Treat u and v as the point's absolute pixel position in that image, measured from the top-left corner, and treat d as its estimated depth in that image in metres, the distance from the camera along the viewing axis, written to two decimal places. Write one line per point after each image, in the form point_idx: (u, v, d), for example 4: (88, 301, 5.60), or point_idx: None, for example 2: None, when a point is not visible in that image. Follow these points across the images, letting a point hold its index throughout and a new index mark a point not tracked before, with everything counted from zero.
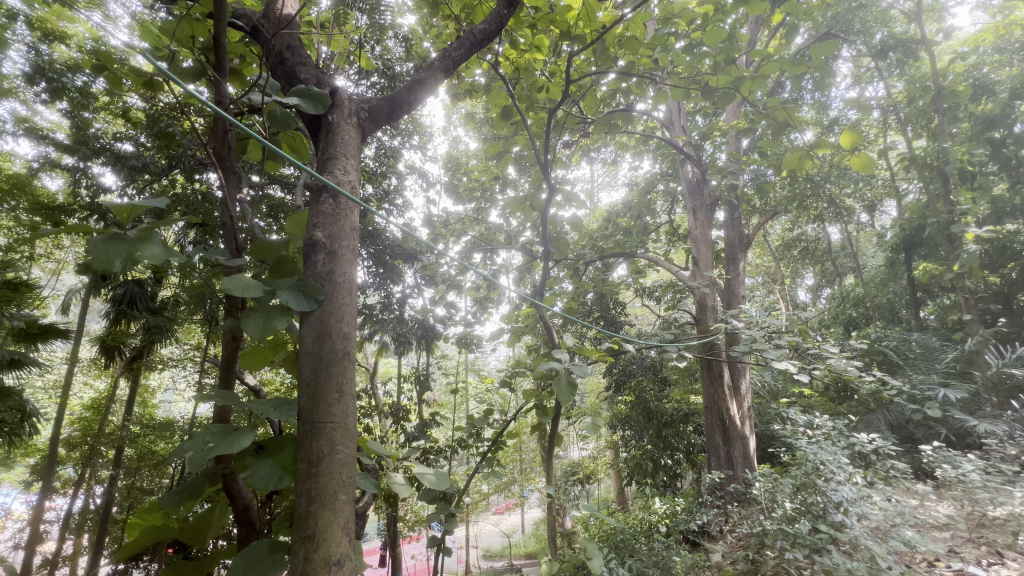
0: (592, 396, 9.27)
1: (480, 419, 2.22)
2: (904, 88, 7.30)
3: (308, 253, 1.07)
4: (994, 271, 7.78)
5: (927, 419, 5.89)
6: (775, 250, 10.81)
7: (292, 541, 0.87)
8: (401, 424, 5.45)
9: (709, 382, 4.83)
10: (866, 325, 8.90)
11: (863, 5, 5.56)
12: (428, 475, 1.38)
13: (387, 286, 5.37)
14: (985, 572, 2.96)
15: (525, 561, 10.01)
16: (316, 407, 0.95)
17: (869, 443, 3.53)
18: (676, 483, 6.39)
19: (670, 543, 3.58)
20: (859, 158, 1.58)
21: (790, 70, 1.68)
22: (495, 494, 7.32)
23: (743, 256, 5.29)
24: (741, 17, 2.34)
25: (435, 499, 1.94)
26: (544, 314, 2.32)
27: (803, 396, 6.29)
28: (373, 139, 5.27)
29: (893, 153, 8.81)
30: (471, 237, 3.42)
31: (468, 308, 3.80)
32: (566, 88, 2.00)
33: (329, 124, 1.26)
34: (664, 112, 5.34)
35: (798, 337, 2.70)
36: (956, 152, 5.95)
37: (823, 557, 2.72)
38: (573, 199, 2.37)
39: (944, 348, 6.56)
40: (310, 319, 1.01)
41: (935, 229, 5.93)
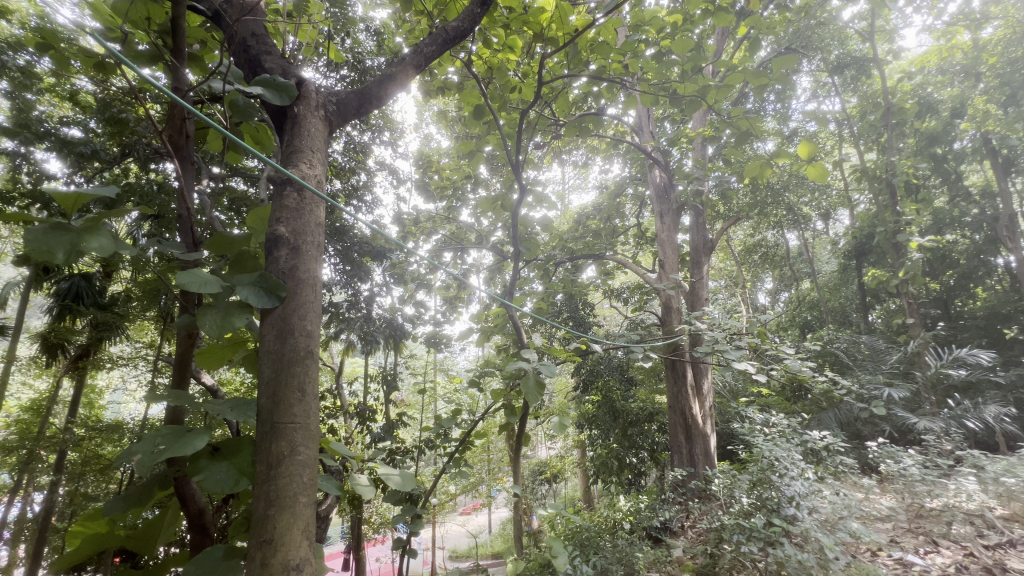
0: (560, 396, 9.33)
1: (447, 419, 2.20)
2: (858, 103, 7.70)
3: (269, 248, 1.04)
4: (934, 278, 8.48)
5: (874, 417, 6.23)
6: (737, 255, 11.20)
7: (248, 546, 0.84)
8: (367, 424, 5.36)
9: (674, 382, 4.96)
10: (820, 327, 9.32)
11: (822, 23, 5.82)
12: (394, 475, 1.36)
13: (354, 284, 5.26)
14: (922, 560, 3.17)
15: (492, 562, 9.99)
16: (277, 408, 0.92)
17: (821, 440, 3.71)
18: (641, 481, 6.52)
19: (633, 540, 3.66)
20: (815, 167, 1.66)
21: (753, 80, 1.74)
22: (462, 494, 7.28)
23: (707, 260, 5.46)
24: (708, 28, 2.40)
25: (401, 500, 1.91)
26: (513, 314, 2.31)
27: (761, 395, 6.54)
28: (342, 134, 5.14)
29: (846, 165, 9.27)
30: (442, 236, 3.39)
31: (437, 307, 3.76)
32: (537, 90, 2.00)
33: (295, 117, 1.22)
34: (633, 117, 5.45)
35: (757, 338, 2.81)
36: (903, 165, 6.31)
37: (776, 549, 2.84)
38: (544, 200, 2.39)
39: (890, 350, 6.97)
40: (271, 317, 0.98)
41: (884, 238, 6.26)
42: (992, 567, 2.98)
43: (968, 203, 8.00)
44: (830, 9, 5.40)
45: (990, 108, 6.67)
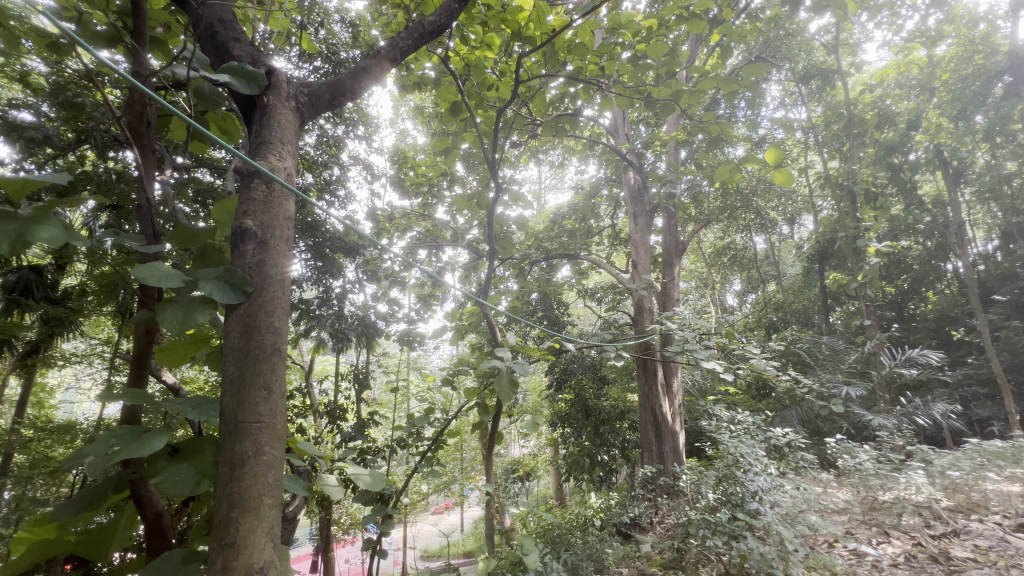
0: (533, 394, 9.36)
1: (419, 418, 2.17)
2: (823, 112, 7.99)
3: (235, 241, 1.01)
4: (890, 282, 9.09)
5: (833, 415, 6.51)
6: (708, 257, 11.49)
7: (209, 550, 0.81)
8: (337, 424, 5.26)
9: (645, 381, 5.04)
10: (785, 328, 9.63)
11: (790, 34, 6.00)
12: (363, 475, 1.34)
13: (325, 280, 5.13)
14: (874, 550, 3.32)
15: (464, 561, 9.97)
16: (240, 407, 0.89)
17: (783, 437, 3.85)
18: (612, 478, 6.61)
19: (603, 536, 3.72)
20: (782, 173, 1.72)
21: (724, 87, 1.79)
22: (435, 494, 7.23)
23: (678, 262, 5.58)
24: (683, 34, 2.45)
25: (371, 500, 1.88)
26: (488, 312, 2.30)
27: (728, 393, 6.73)
28: (314, 126, 5.02)
29: (812, 172, 9.61)
30: (416, 234, 3.36)
31: (411, 305, 3.72)
32: (514, 89, 1.99)
33: (264, 107, 1.19)
34: (609, 119, 5.51)
35: (725, 338, 2.89)
36: (863, 174, 6.58)
37: (739, 542, 2.93)
38: (520, 198, 2.38)
39: (848, 350, 7.29)
40: (236, 312, 0.95)
41: (846, 243, 6.52)
42: (937, 556, 3.14)
43: (921, 211, 8.44)
44: (797, 21, 5.59)
45: (943, 121, 7.03)
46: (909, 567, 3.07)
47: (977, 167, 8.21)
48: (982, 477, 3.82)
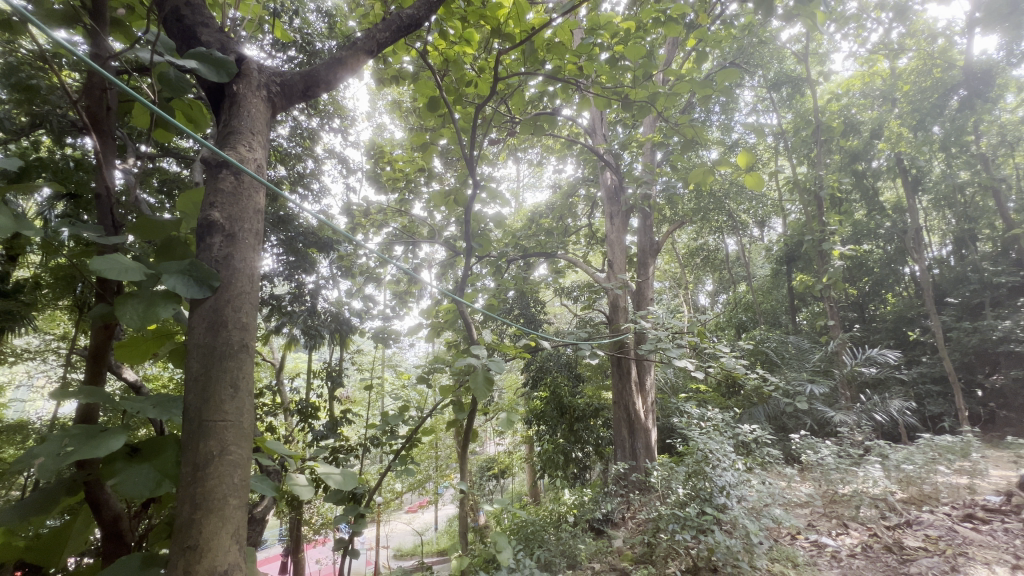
0: (509, 392, 9.36)
1: (394, 416, 2.14)
2: (792, 119, 8.24)
3: (201, 233, 0.97)
4: (853, 284, 9.50)
5: (798, 412, 6.74)
6: (681, 258, 11.72)
7: (170, 552, 0.78)
8: (309, 422, 5.16)
9: (619, 379, 5.11)
10: (754, 328, 9.92)
11: (763, 42, 6.16)
12: (335, 474, 1.31)
13: (297, 276, 5.00)
14: (833, 541, 3.49)
15: (437, 559, 9.92)
16: (205, 405, 0.86)
17: (750, 433, 3.97)
18: (586, 475, 6.68)
19: (576, 532, 3.78)
20: (753, 177, 1.76)
21: (699, 91, 1.82)
22: (409, 492, 7.17)
23: (653, 262, 5.68)
24: (659, 37, 2.48)
25: (343, 500, 1.85)
26: (464, 310, 2.28)
27: (699, 391, 6.89)
28: (288, 118, 4.89)
29: (781, 176, 9.91)
30: (393, 230, 3.31)
31: (386, 302, 3.67)
32: (493, 86, 1.98)
33: (233, 96, 1.15)
34: (587, 119, 5.54)
35: (696, 338, 2.96)
36: (829, 180, 6.82)
37: (707, 536, 3.00)
38: (498, 196, 2.37)
39: (813, 349, 7.56)
40: (202, 307, 0.92)
41: (812, 246, 6.74)
42: (891, 546, 3.28)
43: (882, 216, 8.81)
44: (769, 29, 5.75)
45: (903, 131, 7.35)
46: (865, 557, 3.23)
47: (933, 176, 8.62)
48: (933, 470, 4.03)
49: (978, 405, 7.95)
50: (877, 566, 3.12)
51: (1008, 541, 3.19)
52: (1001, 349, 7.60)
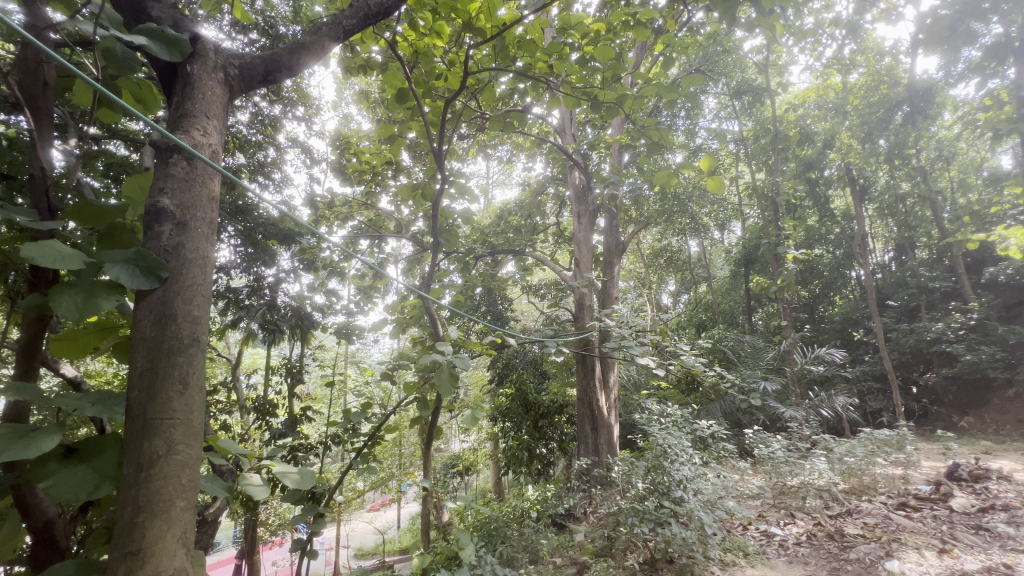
0: (476, 388, 9.32)
1: (356, 413, 2.08)
2: (753, 127, 8.59)
3: (148, 220, 0.91)
4: (805, 286, 10.00)
5: (752, 408, 7.04)
6: (646, 258, 12.01)
7: (109, 558, 0.74)
8: (266, 420, 4.98)
9: (583, 375, 5.19)
10: (712, 327, 10.30)
11: (726, 51, 6.38)
12: (291, 473, 1.26)
13: (256, 268, 4.81)
14: (781, 531, 3.71)
15: (399, 557, 9.81)
16: (151, 402, 0.82)
17: (707, 429, 4.12)
18: (549, 471, 6.76)
19: (539, 528, 3.85)
20: (714, 181, 1.82)
21: (665, 95, 1.86)
22: (371, 491, 7.05)
23: (618, 261, 5.78)
24: (628, 40, 2.52)
25: (302, 500, 1.78)
26: (430, 306, 2.25)
27: (660, 388, 7.08)
28: (248, 103, 4.67)
29: (741, 182, 10.30)
30: (358, 224, 3.23)
31: (350, 297, 3.58)
32: (463, 81, 1.94)
33: (187, 76, 1.09)
34: (557, 118, 5.58)
35: (658, 336, 3.04)
36: (784, 187, 7.17)
37: (664, 528, 3.09)
38: (467, 191, 2.34)
39: (766, 348, 7.90)
40: (148, 299, 0.87)
41: (768, 249, 7.05)
42: (833, 534, 3.48)
43: (832, 223, 9.29)
44: (733, 39, 5.95)
45: (852, 142, 7.70)
46: (809, 545, 3.44)
47: (878, 186, 9.17)
48: (872, 462, 4.30)
49: (913, 400, 8.52)
50: (821, 553, 3.32)
51: (936, 527, 3.42)
52: (934, 349, 8.16)
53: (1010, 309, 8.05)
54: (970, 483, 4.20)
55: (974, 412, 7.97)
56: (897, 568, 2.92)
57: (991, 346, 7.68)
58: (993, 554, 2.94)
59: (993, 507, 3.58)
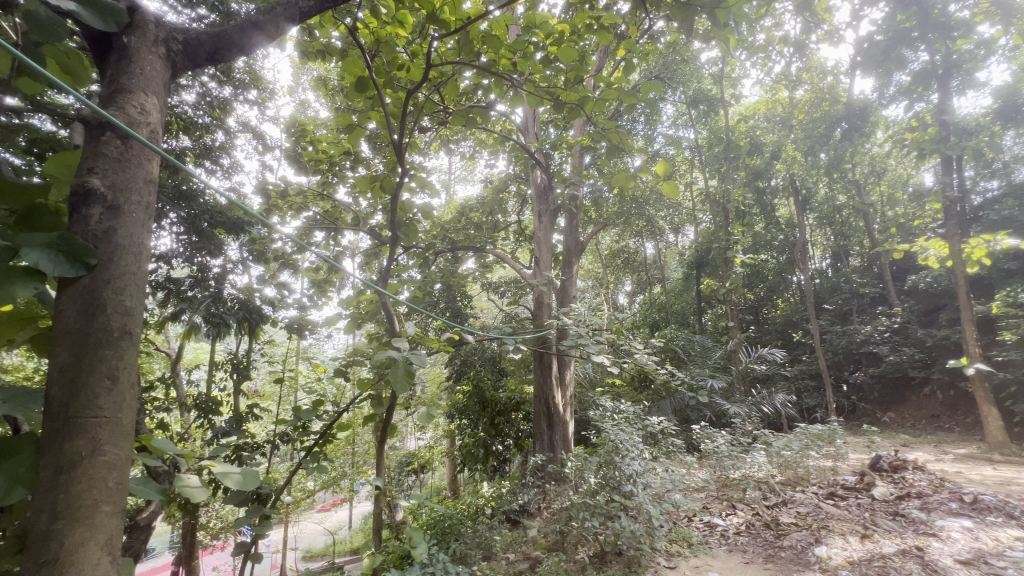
0: (433, 385, 9.22)
1: (306, 411, 2.00)
2: (707, 135, 8.96)
3: (75, 201, 0.84)
4: (751, 290, 10.53)
5: (699, 404, 7.34)
6: (604, 258, 12.28)
7: (22, 569, 0.68)
8: (208, 419, 4.72)
9: (540, 373, 5.24)
10: (665, 326, 10.68)
11: (684, 61, 6.61)
12: (233, 473, 1.20)
13: (200, 258, 4.53)
14: (722, 521, 3.91)
15: (348, 558, 9.57)
16: (74, 400, 0.75)
17: (657, 425, 4.26)
18: (505, 467, 6.80)
19: (492, 524, 3.98)
20: (670, 185, 1.86)
21: (626, 99, 1.90)
22: (321, 490, 6.85)
23: (577, 261, 5.87)
24: (592, 42, 2.54)
25: (245, 501, 1.69)
26: (387, 301, 2.20)
27: (614, 385, 7.26)
28: (195, 82, 4.38)
29: (695, 187, 10.72)
30: (313, 215, 3.11)
31: (303, 290, 3.44)
32: (426, 73, 1.89)
33: (123, 48, 1.01)
34: (521, 117, 5.60)
35: (614, 335, 3.10)
36: (735, 194, 7.65)
37: (614, 522, 3.18)
38: (428, 185, 2.29)
39: (714, 347, 8.26)
40: (72, 288, 0.80)
41: (718, 253, 7.38)
42: (769, 523, 3.69)
43: (777, 230, 9.84)
44: (691, 50, 6.16)
45: (796, 155, 8.07)
46: (748, 534, 3.64)
47: (818, 197, 9.78)
48: (806, 455, 4.59)
49: (843, 397, 9.18)
50: (758, 542, 3.52)
51: (860, 514, 3.69)
52: (864, 350, 8.81)
53: (928, 314, 8.79)
54: (890, 473, 4.57)
55: (895, 408, 8.67)
56: (826, 554, 3.13)
57: (911, 347, 8.36)
58: (907, 538, 3.20)
59: (909, 495, 3.91)
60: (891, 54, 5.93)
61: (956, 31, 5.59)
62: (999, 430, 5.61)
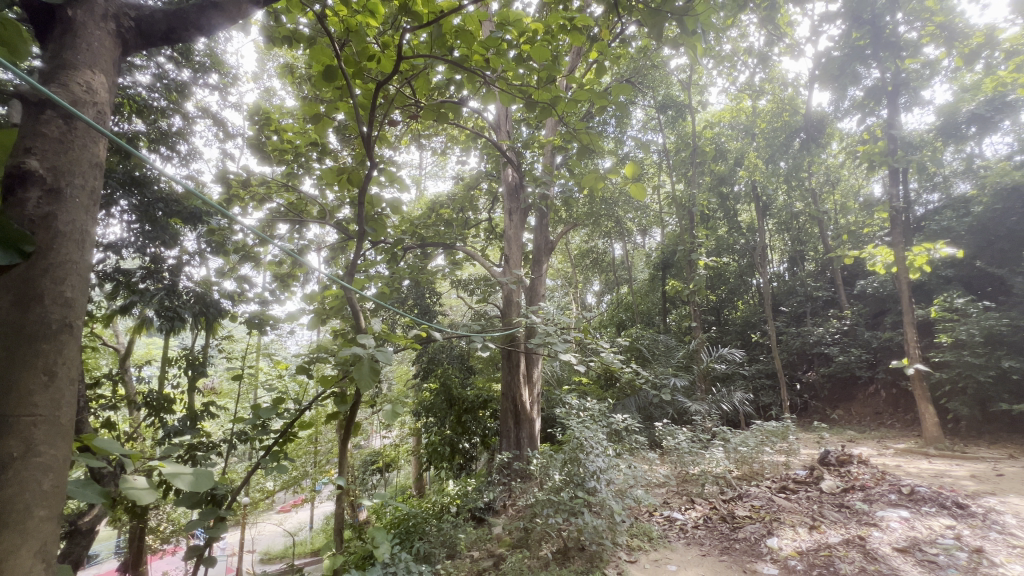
0: (399, 382, 9.10)
1: (266, 409, 1.93)
2: (675, 141, 9.19)
3: (10, 183, 0.80)
4: (714, 291, 10.88)
5: (662, 402, 7.54)
6: (573, 258, 12.42)
7: None
8: (159, 417, 4.50)
9: (508, 371, 5.24)
10: (631, 326, 10.91)
11: (654, 66, 6.72)
12: (185, 474, 1.14)
13: (153, 248, 4.30)
14: (682, 515, 4.03)
15: (309, 559, 9.35)
16: (5, 397, 0.72)
17: (621, 422, 4.34)
18: (471, 465, 6.78)
19: (458, 523, 3.94)
20: (637, 187, 1.90)
21: (597, 101, 1.92)
22: (281, 490, 6.66)
23: (547, 260, 5.89)
24: (565, 42, 2.55)
25: (200, 503, 1.62)
26: (353, 297, 2.14)
27: (580, 383, 7.36)
28: (150, 63, 4.16)
29: (661, 190, 10.98)
30: (277, 207, 3.01)
31: (265, 284, 3.32)
32: (397, 65, 1.84)
33: (68, 22, 0.95)
34: (493, 114, 5.58)
35: (581, 333, 3.14)
36: (700, 199, 7.89)
37: (577, 518, 3.22)
38: (398, 179, 2.24)
39: (677, 347, 8.49)
40: (4, 277, 0.76)
41: (682, 255, 7.58)
42: (725, 516, 3.83)
43: (738, 234, 10.20)
44: (661, 56, 6.30)
45: (758, 162, 8.39)
46: (705, 528, 3.76)
47: (777, 204, 10.20)
48: (761, 450, 4.79)
49: (796, 395, 9.62)
50: (715, 535, 3.65)
51: (809, 506, 3.88)
52: (817, 350, 9.26)
53: (875, 317, 9.30)
54: (838, 467, 4.82)
55: (843, 406, 9.16)
56: (777, 546, 3.28)
57: (859, 348, 8.84)
58: (851, 528, 3.39)
59: (853, 487, 4.14)
60: (847, 69, 6.24)
61: (904, 51, 5.91)
62: (935, 426, 6.00)
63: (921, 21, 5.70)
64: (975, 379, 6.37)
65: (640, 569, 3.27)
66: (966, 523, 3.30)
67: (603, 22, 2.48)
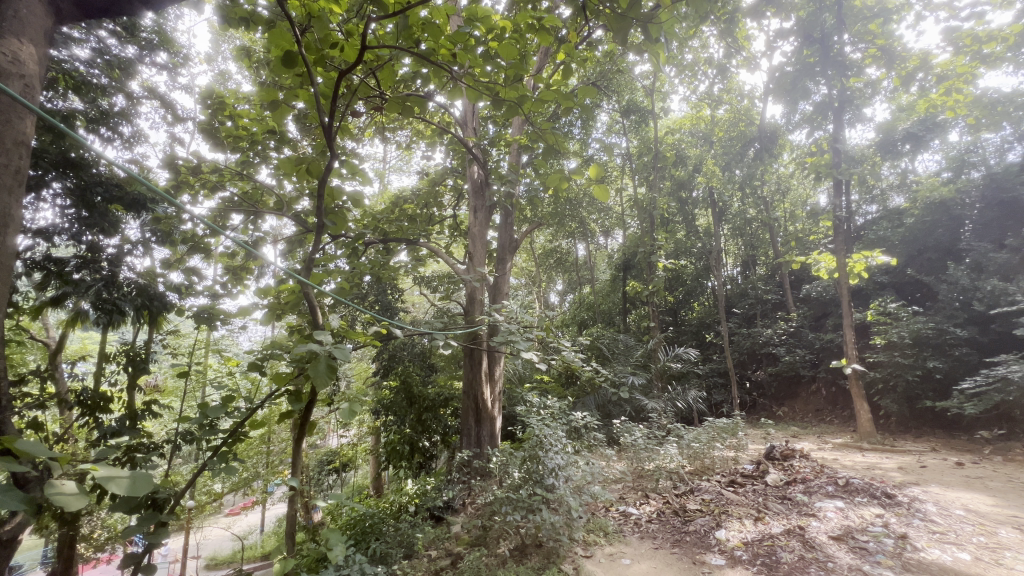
0: (358, 380, 8.88)
1: (214, 407, 1.83)
2: (638, 145, 9.42)
3: None
4: (671, 293, 11.25)
5: (621, 400, 7.72)
6: (537, 257, 12.49)
7: None
8: (93, 415, 4.21)
9: (470, 368, 5.20)
10: (592, 325, 11.11)
11: (619, 70, 6.84)
12: (121, 479, 1.07)
13: (90, 236, 4.02)
14: (637, 510, 4.15)
15: (259, 564, 8.98)
16: None
17: (581, 420, 4.38)
18: (430, 463, 6.73)
19: (416, 522, 3.91)
20: (600, 188, 1.93)
21: (563, 102, 1.92)
22: (229, 492, 6.38)
23: (511, 258, 5.89)
24: (533, 41, 2.55)
25: (138, 508, 1.52)
26: (309, 292, 2.06)
27: (542, 381, 7.43)
28: (89, 37, 3.86)
29: (624, 193, 11.23)
30: (230, 197, 2.86)
31: (214, 277, 3.16)
32: (361, 54, 1.77)
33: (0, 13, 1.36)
34: (459, 110, 5.53)
35: (542, 332, 3.17)
36: (660, 202, 8.14)
37: (535, 515, 3.25)
38: (359, 172, 2.18)
39: (636, 346, 8.71)
40: None
41: (643, 256, 7.77)
42: (678, 510, 3.98)
43: (696, 238, 10.57)
44: (626, 61, 6.45)
45: (715, 169, 8.74)
46: (658, 521, 3.89)
47: (732, 210, 10.63)
48: (712, 446, 4.99)
49: (746, 393, 10.08)
50: (667, 528, 3.77)
51: (755, 499, 4.08)
52: (765, 350, 9.74)
53: (818, 319, 9.87)
54: (781, 461, 5.09)
55: (788, 403, 9.68)
56: (725, 537, 3.43)
57: (803, 349, 9.36)
58: (791, 518, 3.59)
59: (795, 480, 4.38)
60: (798, 84, 6.58)
61: (850, 70, 6.26)
62: (869, 422, 6.45)
63: (864, 42, 6.09)
64: (904, 378, 6.88)
65: (595, 563, 3.34)
66: (892, 511, 3.55)
67: (570, 22, 2.48)
